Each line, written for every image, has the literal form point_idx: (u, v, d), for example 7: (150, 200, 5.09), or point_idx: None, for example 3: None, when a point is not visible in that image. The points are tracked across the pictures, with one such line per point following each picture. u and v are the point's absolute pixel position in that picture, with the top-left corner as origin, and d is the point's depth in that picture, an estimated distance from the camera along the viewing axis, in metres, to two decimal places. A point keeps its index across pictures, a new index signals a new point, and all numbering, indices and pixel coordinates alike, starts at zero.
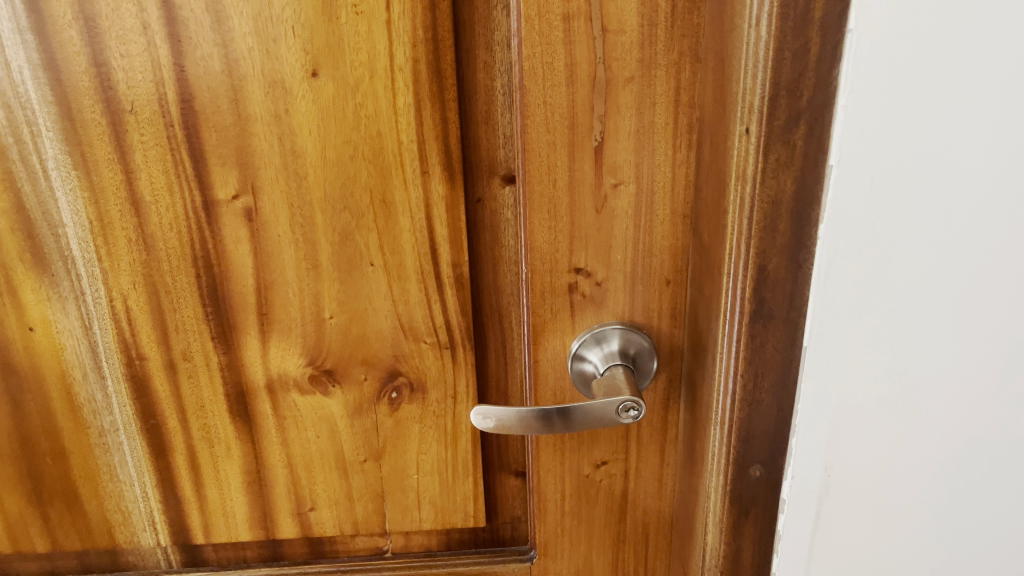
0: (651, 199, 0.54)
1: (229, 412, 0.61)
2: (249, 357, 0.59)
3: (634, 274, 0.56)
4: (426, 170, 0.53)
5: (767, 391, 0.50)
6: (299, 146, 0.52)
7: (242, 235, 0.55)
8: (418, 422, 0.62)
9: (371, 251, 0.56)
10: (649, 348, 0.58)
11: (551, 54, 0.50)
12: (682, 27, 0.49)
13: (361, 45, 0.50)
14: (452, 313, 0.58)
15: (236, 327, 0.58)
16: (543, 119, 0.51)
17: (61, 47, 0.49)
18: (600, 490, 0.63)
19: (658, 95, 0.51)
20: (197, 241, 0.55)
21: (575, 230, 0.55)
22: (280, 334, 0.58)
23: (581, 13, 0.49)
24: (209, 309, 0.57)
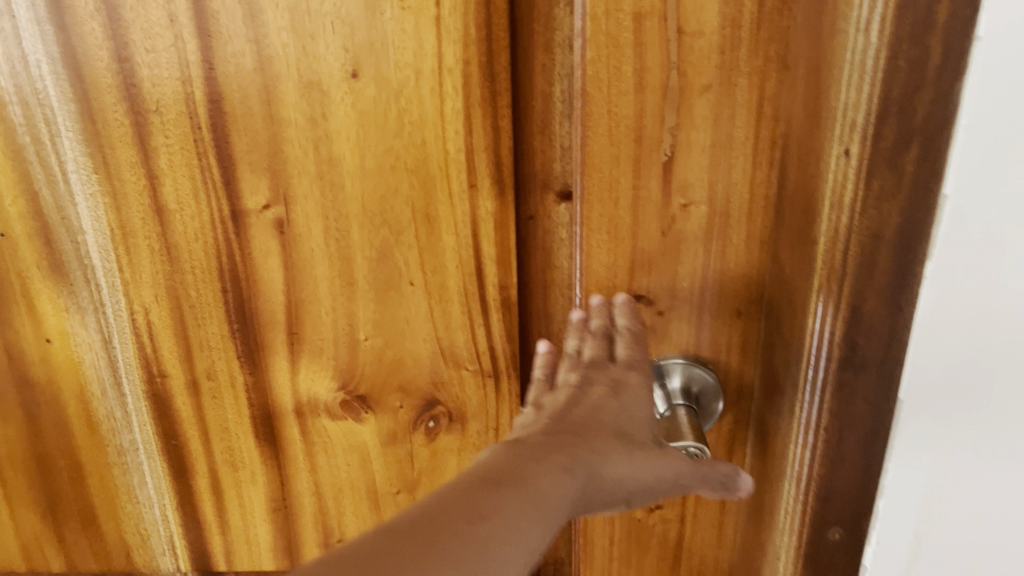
0: (725, 222, 0.48)
1: (255, 435, 0.57)
2: (278, 378, 0.54)
3: (701, 305, 0.51)
4: (473, 183, 0.48)
5: (853, 447, 0.44)
6: (337, 154, 0.47)
7: (272, 248, 0.50)
8: (456, 455, 0.57)
9: (411, 270, 0.51)
10: (715, 387, 0.52)
11: (618, 57, 0.44)
12: (770, 29, 0.43)
13: (407, 44, 0.45)
14: (497, 340, 0.53)
15: (263, 346, 0.53)
16: (606, 130, 0.46)
17: (81, 40, 0.45)
18: (653, 537, 0.58)
19: (738, 105, 0.45)
20: (225, 254, 0.50)
21: (637, 254, 0.49)
22: (311, 355, 0.54)
23: (654, 12, 0.43)
24: (235, 326, 0.53)
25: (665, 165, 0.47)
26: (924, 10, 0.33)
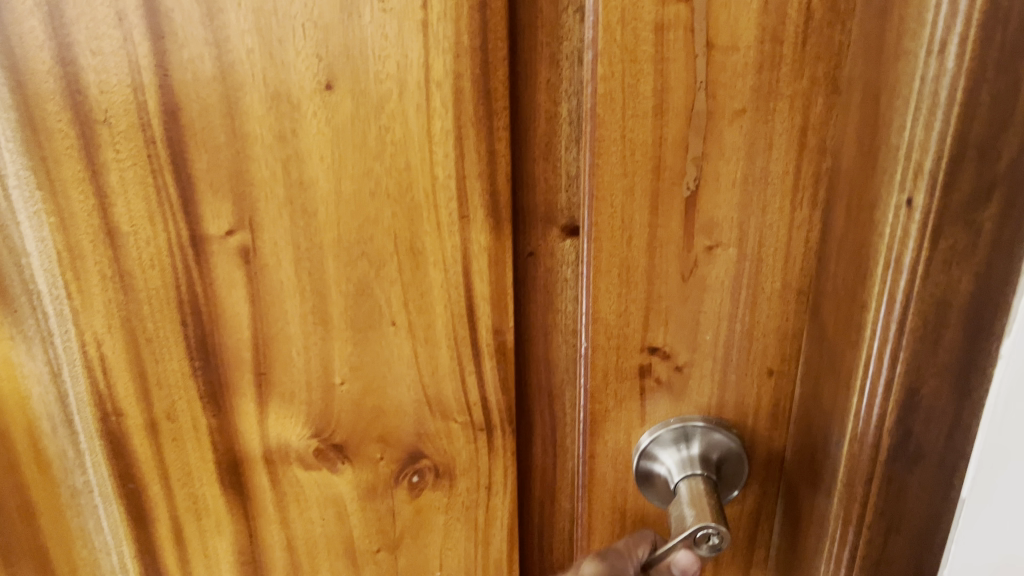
0: (757, 268, 0.41)
1: (220, 482, 0.51)
2: (244, 422, 0.49)
3: (726, 361, 0.44)
4: (465, 214, 0.42)
5: (900, 547, 0.38)
6: (309, 176, 0.41)
7: (237, 278, 0.44)
8: (443, 513, 0.51)
9: (393, 309, 0.44)
10: (739, 453, 0.45)
11: (635, 74, 0.37)
12: (816, 45, 0.36)
13: (388, 53, 0.38)
14: (491, 391, 0.47)
15: (228, 386, 0.47)
16: (619, 159, 0.39)
17: (20, 39, 0.39)
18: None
19: (776, 134, 0.38)
20: (184, 283, 0.44)
21: (652, 301, 0.42)
22: (280, 399, 0.48)
23: (679, 21, 0.36)
24: (197, 364, 0.47)
25: (688, 201, 0.40)
26: (1015, 26, 0.28)
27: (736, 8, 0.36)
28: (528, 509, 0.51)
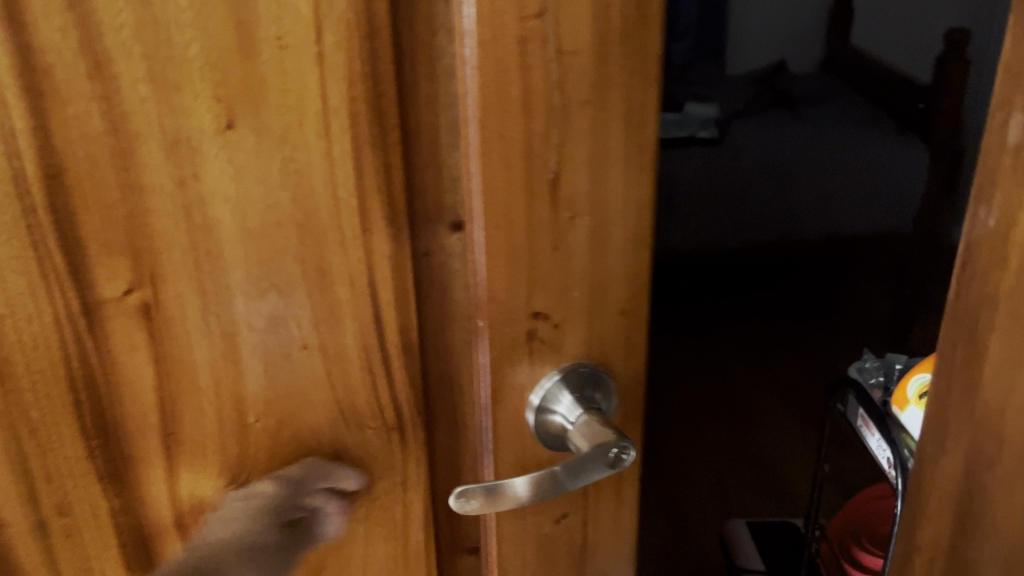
0: (607, 229, 0.49)
1: (127, 559, 0.49)
2: (152, 490, 0.47)
3: (591, 312, 0.51)
4: (367, 228, 0.45)
5: None
6: (212, 218, 0.41)
7: (138, 340, 0.43)
8: (363, 521, 0.53)
9: (305, 333, 0.46)
10: (608, 383, 0.53)
11: (505, 82, 0.43)
12: (638, 42, 0.44)
13: (288, 87, 0.40)
14: (399, 389, 0.50)
15: (131, 458, 0.46)
16: (499, 154, 0.45)
17: None
18: (560, 549, 0.56)
19: (613, 119, 0.46)
20: (77, 360, 0.42)
21: (532, 274, 0.48)
22: (190, 459, 0.47)
23: (536, 35, 0.42)
24: (95, 443, 0.44)
25: (551, 183, 0.46)
26: None
27: (575, 18, 0.43)
28: (439, 494, 0.55)
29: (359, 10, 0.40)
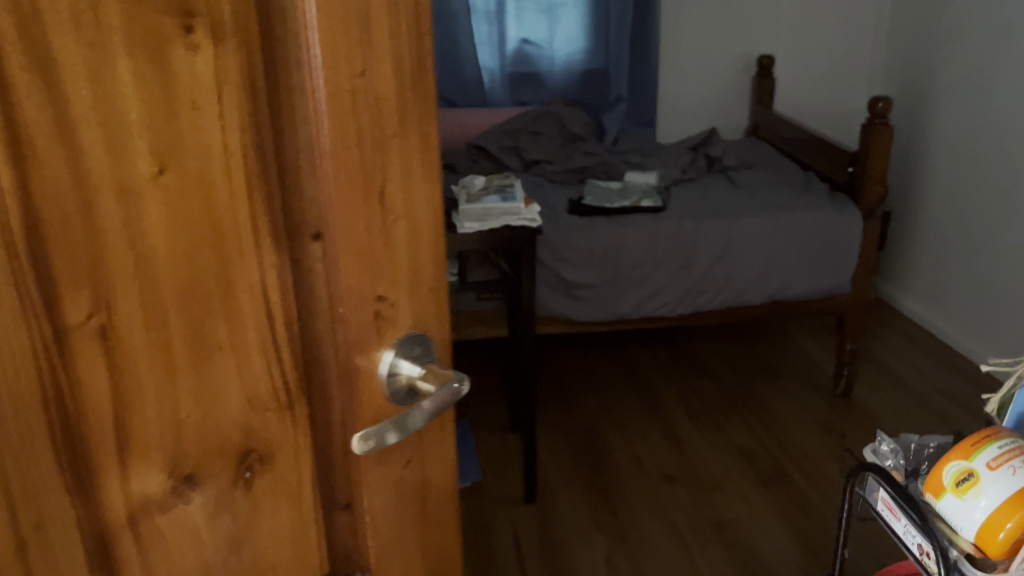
0: (419, 226, 0.60)
1: (89, 569, 0.54)
2: (109, 495, 0.53)
3: (410, 295, 0.61)
4: (259, 243, 0.56)
5: None
6: (149, 249, 0.51)
7: (98, 359, 0.51)
8: (271, 496, 0.61)
9: (219, 337, 0.55)
10: (427, 344, 0.63)
11: (346, 122, 0.54)
12: (420, 81, 0.57)
13: (202, 139, 0.51)
14: (289, 374, 0.60)
15: (93, 467, 0.52)
16: (346, 178, 0.54)
17: None
18: (409, 491, 0.65)
19: (413, 143, 0.58)
20: (50, 382, 0.49)
21: (375, 268, 0.58)
22: (139, 460, 0.54)
23: (359, 86, 0.53)
24: (66, 459, 0.51)
25: (378, 196, 0.56)
26: None
27: (383, 70, 0.54)
28: (324, 462, 0.64)
29: (244, 73, 0.52)
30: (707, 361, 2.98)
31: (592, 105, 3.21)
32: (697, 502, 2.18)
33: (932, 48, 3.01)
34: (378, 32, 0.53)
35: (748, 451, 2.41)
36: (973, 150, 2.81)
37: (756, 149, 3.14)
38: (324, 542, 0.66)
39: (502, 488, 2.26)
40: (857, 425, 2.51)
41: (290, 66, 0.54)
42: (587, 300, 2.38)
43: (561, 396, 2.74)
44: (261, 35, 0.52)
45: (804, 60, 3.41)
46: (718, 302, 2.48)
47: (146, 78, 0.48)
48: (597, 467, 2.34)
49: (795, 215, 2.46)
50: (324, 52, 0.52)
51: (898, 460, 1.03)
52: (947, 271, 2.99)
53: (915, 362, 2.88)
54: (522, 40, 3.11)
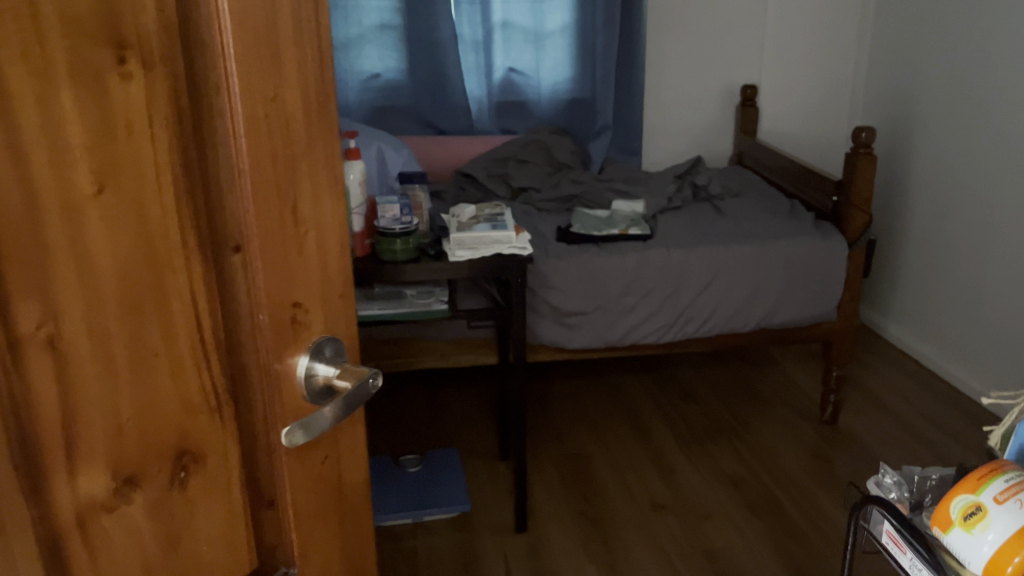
0: (325, 234, 0.69)
1: (43, 569, 0.54)
2: (59, 499, 0.55)
3: (321, 297, 0.69)
4: (188, 253, 0.59)
5: None
6: (91, 261, 0.53)
7: (47, 368, 0.53)
8: (205, 494, 0.64)
9: (155, 344, 0.58)
10: (338, 347, 0.71)
11: (265, 144, 0.62)
12: (322, 108, 0.67)
13: (136, 157, 0.55)
14: (217, 376, 0.63)
15: (44, 471, 0.53)
16: (262, 194, 0.62)
17: None
18: (325, 482, 0.73)
19: (318, 161, 0.67)
20: (4, 389, 0.51)
21: (291, 274, 0.66)
22: (86, 462, 0.56)
23: (272, 112, 0.62)
24: (18, 464, 0.52)
25: (291, 212, 0.65)
26: None
27: (290, 99, 0.63)
28: (249, 463, 0.67)
29: (171, 95, 0.56)
30: (694, 387, 2.93)
31: (577, 133, 3.17)
32: (690, 533, 2.16)
33: (909, 76, 3.02)
34: (287, 63, 0.62)
35: (737, 479, 2.39)
36: (953, 176, 2.82)
37: (740, 176, 3.11)
38: (253, 541, 0.69)
39: (491, 519, 2.22)
40: (848, 453, 2.50)
41: (211, 92, 0.58)
42: (575, 328, 2.35)
43: (549, 422, 2.69)
44: (188, 64, 0.57)
45: (791, 90, 3.38)
46: (705, 329, 2.45)
47: (85, 101, 0.51)
48: (593, 498, 2.30)
49: (779, 243, 2.45)
50: (242, 83, 0.59)
51: (902, 492, 1.08)
52: (930, 297, 2.98)
53: (903, 390, 2.87)
54: (508, 69, 3.07)
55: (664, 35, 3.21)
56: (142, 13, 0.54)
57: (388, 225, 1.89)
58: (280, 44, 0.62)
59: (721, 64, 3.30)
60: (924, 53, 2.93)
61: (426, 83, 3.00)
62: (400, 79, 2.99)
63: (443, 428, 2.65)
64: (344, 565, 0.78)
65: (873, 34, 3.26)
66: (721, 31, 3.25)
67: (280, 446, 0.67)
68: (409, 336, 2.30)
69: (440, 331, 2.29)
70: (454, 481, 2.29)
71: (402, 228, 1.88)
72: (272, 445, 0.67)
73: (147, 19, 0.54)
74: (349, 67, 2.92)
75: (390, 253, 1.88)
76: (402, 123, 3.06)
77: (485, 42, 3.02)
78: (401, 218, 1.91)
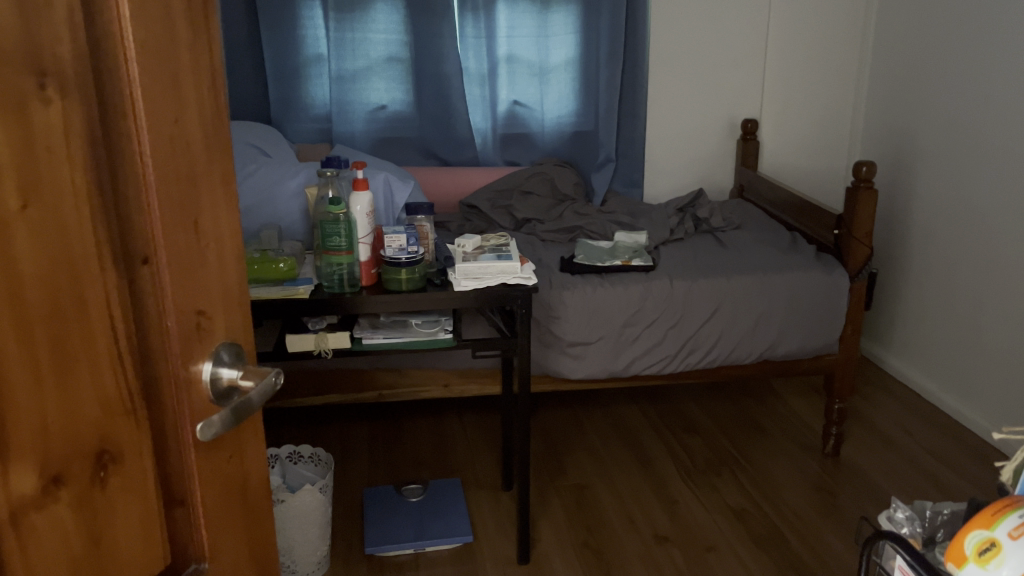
0: (224, 244, 0.77)
1: None
2: None
3: (222, 302, 0.77)
4: (104, 263, 0.65)
5: None
6: (17, 269, 0.58)
7: None
8: (124, 491, 0.69)
9: (75, 350, 0.63)
10: (236, 350, 0.79)
11: (170, 162, 0.69)
12: (219, 129, 0.75)
13: (54, 175, 0.60)
14: (132, 379, 0.68)
15: None
16: (168, 210, 0.69)
17: None
18: (231, 480, 0.81)
19: (217, 177, 0.75)
20: None
21: (195, 282, 0.73)
22: (16, 457, 0.59)
23: (175, 133, 0.69)
24: None
25: (194, 226, 0.72)
26: None
27: (190, 122, 0.71)
28: (163, 461, 0.73)
29: (86, 120, 0.62)
30: (697, 419, 2.89)
31: (579, 165, 3.21)
32: (694, 566, 2.14)
33: (904, 109, 3.06)
34: (186, 88, 0.70)
35: (741, 511, 2.37)
36: (949, 207, 2.84)
37: (741, 209, 3.10)
38: (168, 537, 0.74)
39: (495, 550, 2.20)
40: (851, 486, 2.48)
41: (119, 116, 0.65)
42: (581, 358, 2.35)
43: (552, 453, 2.67)
44: (97, 88, 0.63)
45: (789, 126, 3.42)
46: (709, 360, 2.45)
47: (9, 122, 0.57)
48: (593, 529, 2.28)
49: (781, 276, 2.47)
50: (147, 108, 0.66)
51: (914, 527, 1.09)
52: (930, 329, 2.97)
53: (905, 423, 2.84)
54: (513, 101, 3.12)
55: (668, 70, 3.27)
56: (58, 43, 0.60)
57: (393, 255, 1.88)
58: (180, 73, 0.70)
59: (722, 100, 3.35)
60: (918, 87, 2.97)
61: (431, 112, 3.05)
62: (406, 110, 3.05)
63: (444, 459, 2.63)
64: (251, 560, 0.85)
65: (871, 69, 3.28)
66: (726, 68, 3.31)
67: (195, 440, 0.74)
68: (408, 365, 2.32)
69: (440, 360, 2.32)
70: (455, 512, 2.28)
71: (408, 258, 1.88)
72: (185, 441, 0.74)
73: (63, 48, 0.60)
74: (355, 100, 2.98)
75: (394, 284, 1.89)
76: (406, 153, 3.10)
77: (490, 74, 3.07)
78: (407, 248, 1.89)
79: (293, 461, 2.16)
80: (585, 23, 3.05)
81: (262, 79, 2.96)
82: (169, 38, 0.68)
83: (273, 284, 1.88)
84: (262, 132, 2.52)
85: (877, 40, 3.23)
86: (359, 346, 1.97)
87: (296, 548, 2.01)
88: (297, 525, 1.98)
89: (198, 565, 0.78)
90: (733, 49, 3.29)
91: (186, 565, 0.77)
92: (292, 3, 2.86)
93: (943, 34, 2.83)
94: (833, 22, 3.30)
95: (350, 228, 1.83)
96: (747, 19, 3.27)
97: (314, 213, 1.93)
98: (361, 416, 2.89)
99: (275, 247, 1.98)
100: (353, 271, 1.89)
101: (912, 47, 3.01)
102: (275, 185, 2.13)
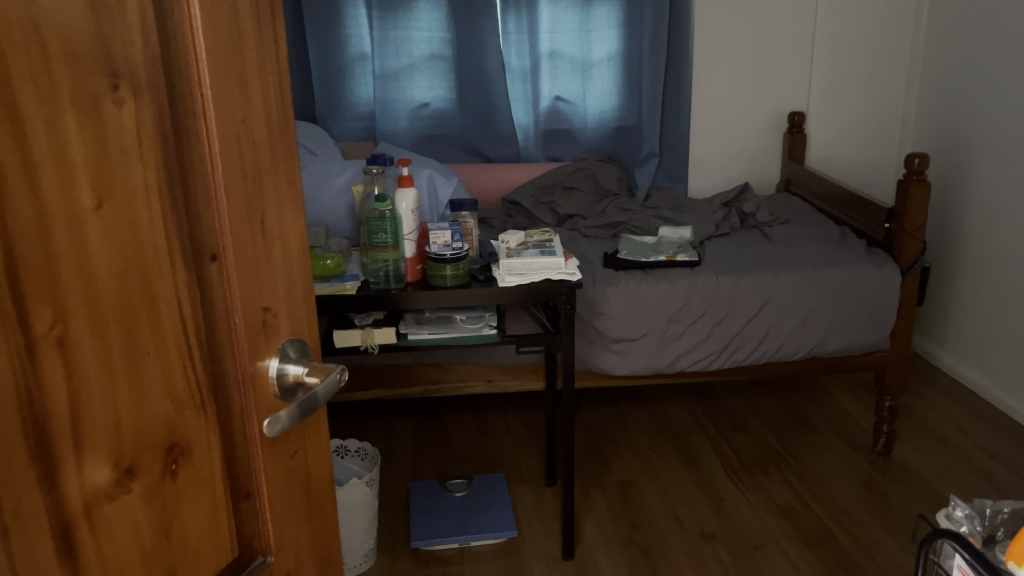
0: (289, 245, 0.79)
1: (56, 551, 0.60)
2: (68, 484, 0.60)
3: (287, 301, 0.79)
4: (174, 263, 0.67)
5: None
6: (92, 268, 0.60)
7: (57, 365, 0.58)
8: (191, 485, 0.71)
9: (147, 345, 0.65)
10: (301, 347, 0.80)
11: (237, 163, 0.71)
12: (283, 129, 0.77)
13: (125, 176, 0.62)
14: (200, 374, 0.70)
15: (51, 456, 0.59)
16: (235, 211, 0.71)
17: None
18: (295, 476, 0.82)
19: (282, 177, 0.77)
20: (21, 383, 0.56)
21: (261, 282, 0.75)
22: (91, 451, 0.61)
23: (242, 135, 0.71)
24: (35, 451, 0.57)
25: (260, 222, 0.74)
26: None
27: (257, 122, 0.73)
28: (229, 454, 0.75)
29: (157, 121, 0.64)
30: (744, 417, 2.86)
31: (622, 160, 3.20)
32: (740, 565, 2.12)
33: (958, 97, 2.98)
34: (253, 89, 0.72)
35: (789, 509, 2.34)
36: (1006, 198, 2.76)
37: (788, 203, 3.05)
38: (234, 530, 0.76)
39: (540, 546, 2.20)
40: (903, 484, 2.43)
41: (189, 117, 0.66)
42: (625, 354, 2.34)
43: (597, 450, 2.66)
44: (167, 90, 0.65)
45: (838, 118, 3.35)
46: (757, 357, 2.42)
47: (85, 125, 0.58)
48: (641, 527, 2.27)
49: (832, 270, 2.42)
50: (215, 107, 0.68)
51: (975, 525, 1.07)
52: (986, 324, 2.89)
53: (959, 421, 2.77)
54: (555, 97, 3.11)
55: (711, 63, 3.23)
56: (130, 46, 0.61)
57: (438, 252, 1.90)
58: (246, 72, 0.71)
59: (768, 93, 3.30)
60: (972, 76, 2.90)
61: (474, 109, 3.06)
62: (448, 107, 3.06)
63: (489, 454, 2.64)
64: (312, 554, 0.86)
65: (923, 58, 3.20)
66: (771, 61, 3.26)
67: (262, 434, 0.75)
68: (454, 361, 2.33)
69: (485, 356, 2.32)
70: (501, 508, 2.29)
71: (453, 254, 1.89)
72: (252, 436, 0.75)
73: (134, 51, 0.62)
74: (397, 98, 3.01)
75: (440, 279, 1.90)
76: (450, 150, 3.12)
77: (532, 70, 3.07)
78: (451, 244, 1.91)
79: (341, 455, 2.19)
80: (629, 18, 3.03)
81: (308, 78, 2.99)
82: (235, 40, 0.69)
83: (321, 281, 1.90)
84: (308, 132, 2.55)
85: (929, 29, 3.15)
86: (405, 342, 1.99)
87: (344, 541, 2.03)
88: (345, 518, 2.00)
89: (263, 559, 0.79)
90: (778, 42, 3.24)
91: (253, 558, 0.79)
92: (335, 3, 2.88)
93: (999, 21, 2.76)
94: (882, 12, 3.23)
95: (395, 224, 1.84)
96: (795, 12, 3.21)
97: (360, 210, 1.94)
98: (405, 412, 2.92)
99: (322, 245, 2.00)
100: (398, 268, 1.90)
101: (965, 36, 2.93)
102: (323, 183, 2.15)
